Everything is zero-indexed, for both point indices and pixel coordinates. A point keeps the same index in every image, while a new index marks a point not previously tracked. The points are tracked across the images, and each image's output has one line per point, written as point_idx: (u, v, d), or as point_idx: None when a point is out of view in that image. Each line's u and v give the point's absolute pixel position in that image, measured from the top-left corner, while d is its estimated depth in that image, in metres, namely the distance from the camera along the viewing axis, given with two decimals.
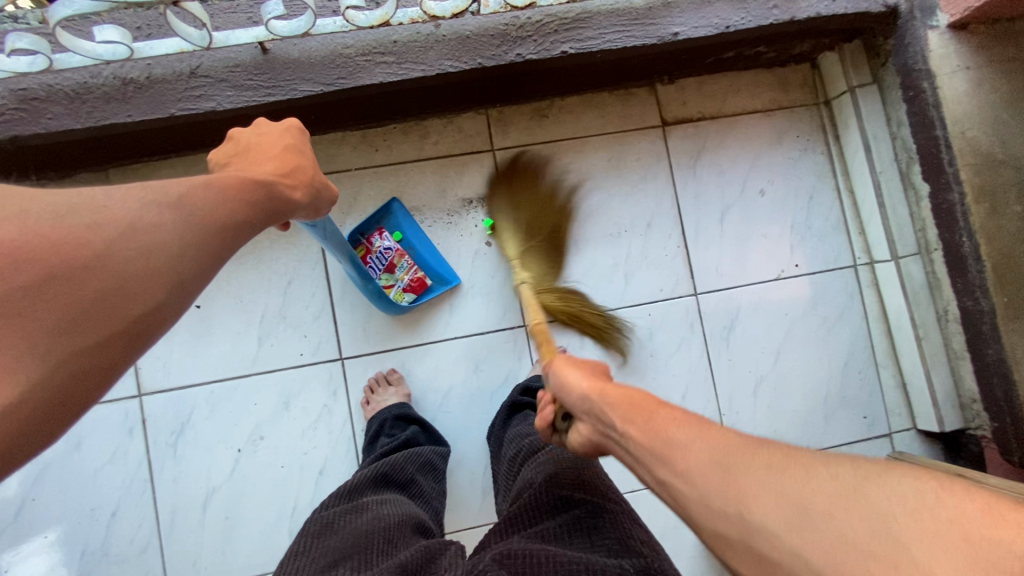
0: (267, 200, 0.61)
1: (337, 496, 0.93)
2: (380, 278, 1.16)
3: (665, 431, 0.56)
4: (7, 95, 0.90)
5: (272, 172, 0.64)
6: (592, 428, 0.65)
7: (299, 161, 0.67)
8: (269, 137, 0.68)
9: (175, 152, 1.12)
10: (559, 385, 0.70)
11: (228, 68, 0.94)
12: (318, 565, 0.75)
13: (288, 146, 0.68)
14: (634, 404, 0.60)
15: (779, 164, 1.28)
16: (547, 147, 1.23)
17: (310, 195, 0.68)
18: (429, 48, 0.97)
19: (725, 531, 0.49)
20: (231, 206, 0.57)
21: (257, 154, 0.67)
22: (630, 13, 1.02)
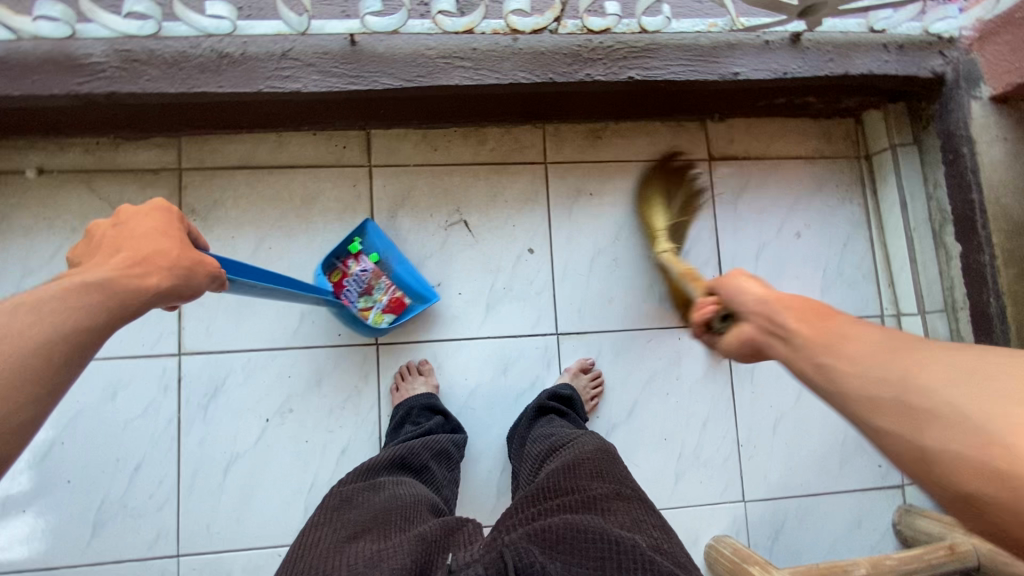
0: (116, 299, 0.57)
1: (357, 472, 0.95)
2: (359, 302, 1.17)
3: (845, 333, 0.52)
4: (112, 54, 0.96)
5: (120, 266, 0.59)
6: (755, 331, 0.60)
7: (163, 245, 0.63)
8: (133, 225, 0.64)
9: (246, 128, 1.20)
10: (730, 287, 0.65)
11: (318, 54, 1.00)
12: (340, 534, 0.77)
13: (151, 231, 0.64)
14: (808, 310, 0.56)
15: (816, 210, 1.33)
16: (596, 166, 1.28)
17: (177, 278, 0.63)
18: (504, 59, 1.03)
19: (875, 400, 0.46)
20: (62, 313, 0.54)
21: (116, 248, 0.62)
22: (695, 49, 1.08)
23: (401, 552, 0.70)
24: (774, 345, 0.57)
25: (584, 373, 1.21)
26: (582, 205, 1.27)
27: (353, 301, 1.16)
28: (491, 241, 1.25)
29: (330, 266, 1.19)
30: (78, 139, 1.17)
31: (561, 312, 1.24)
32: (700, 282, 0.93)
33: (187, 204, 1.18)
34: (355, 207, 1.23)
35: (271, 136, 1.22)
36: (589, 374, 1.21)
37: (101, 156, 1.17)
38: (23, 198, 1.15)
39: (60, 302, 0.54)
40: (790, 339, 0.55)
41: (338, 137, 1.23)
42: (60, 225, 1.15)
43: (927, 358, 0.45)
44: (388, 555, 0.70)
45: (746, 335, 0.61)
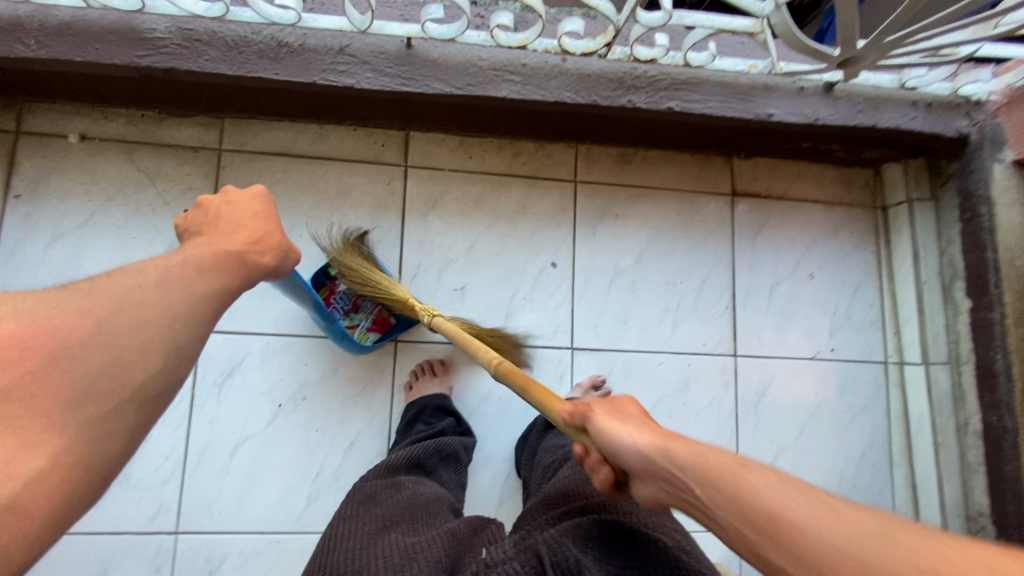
0: (240, 273, 0.63)
1: (378, 471, 0.96)
2: (342, 318, 1.15)
3: (743, 491, 0.51)
4: (175, 31, 0.99)
5: (241, 244, 0.64)
6: (658, 492, 0.57)
7: (270, 228, 0.68)
8: (241, 206, 0.68)
9: (289, 117, 1.22)
10: (605, 439, 0.59)
11: (374, 53, 1.03)
12: (371, 527, 0.79)
13: (256, 213, 0.68)
14: (710, 467, 0.54)
15: (831, 253, 1.37)
16: (625, 190, 1.31)
17: (279, 259, 0.68)
18: (552, 77, 1.06)
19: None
20: (201, 280, 0.59)
21: (229, 224, 0.66)
22: (735, 87, 1.12)
23: (436, 549, 0.74)
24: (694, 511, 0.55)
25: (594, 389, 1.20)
26: (607, 225, 1.30)
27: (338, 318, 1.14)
28: (516, 251, 1.27)
29: (319, 279, 1.14)
30: (123, 111, 1.19)
31: (577, 327, 1.26)
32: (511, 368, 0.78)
33: (223, 185, 1.20)
34: (387, 204, 1.25)
35: (312, 127, 1.24)
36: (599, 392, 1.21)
37: (143, 129, 1.19)
38: (62, 163, 1.16)
39: (198, 271, 0.60)
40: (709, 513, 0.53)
41: (378, 135, 1.26)
42: (96, 193, 1.17)
43: (870, 542, 0.46)
44: (425, 550, 0.73)
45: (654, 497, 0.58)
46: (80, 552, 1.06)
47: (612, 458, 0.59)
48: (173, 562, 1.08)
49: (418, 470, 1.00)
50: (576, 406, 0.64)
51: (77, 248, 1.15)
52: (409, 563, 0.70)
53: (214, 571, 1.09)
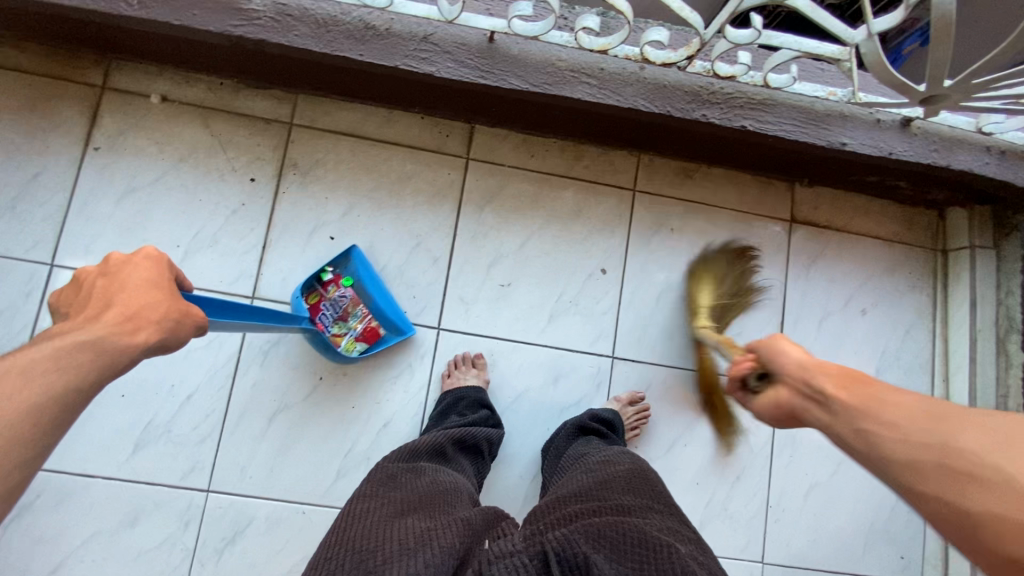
0: (100, 364, 0.56)
1: (398, 454, 0.95)
2: (331, 326, 1.15)
3: (888, 401, 0.53)
4: (270, 5, 1.02)
5: (106, 325, 0.58)
6: (791, 397, 0.61)
7: (156, 297, 0.62)
8: (123, 275, 0.62)
9: (360, 99, 1.24)
10: (770, 345, 0.66)
11: (456, 44, 1.04)
12: (387, 509, 0.78)
13: (142, 284, 0.62)
14: (857, 376, 0.57)
15: (885, 291, 1.34)
16: (681, 205, 1.30)
17: (165, 333, 0.61)
18: (628, 84, 1.06)
19: (915, 462, 0.49)
20: (46, 376, 0.53)
21: (105, 300, 0.60)
22: (810, 113, 1.11)
23: (452, 535, 0.71)
24: (818, 412, 0.58)
25: (631, 405, 1.22)
26: (660, 238, 1.29)
27: (326, 325, 1.15)
28: (566, 254, 1.27)
29: (309, 285, 1.16)
30: (204, 77, 1.22)
31: (620, 337, 1.25)
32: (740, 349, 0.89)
33: (290, 157, 1.23)
34: (445, 194, 1.26)
35: (382, 111, 1.26)
36: (635, 407, 1.21)
37: (221, 96, 1.22)
38: (142, 120, 1.20)
39: (53, 366, 0.53)
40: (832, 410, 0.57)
41: (444, 126, 1.27)
42: (169, 152, 1.20)
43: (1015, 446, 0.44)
44: (440, 537, 0.70)
45: (781, 399, 0.62)
46: (115, 496, 1.09)
47: (772, 361, 0.64)
48: (202, 518, 1.10)
49: (442, 459, 1.00)
50: None
51: (145, 204, 1.19)
52: (423, 548, 0.67)
53: (239, 532, 1.11)
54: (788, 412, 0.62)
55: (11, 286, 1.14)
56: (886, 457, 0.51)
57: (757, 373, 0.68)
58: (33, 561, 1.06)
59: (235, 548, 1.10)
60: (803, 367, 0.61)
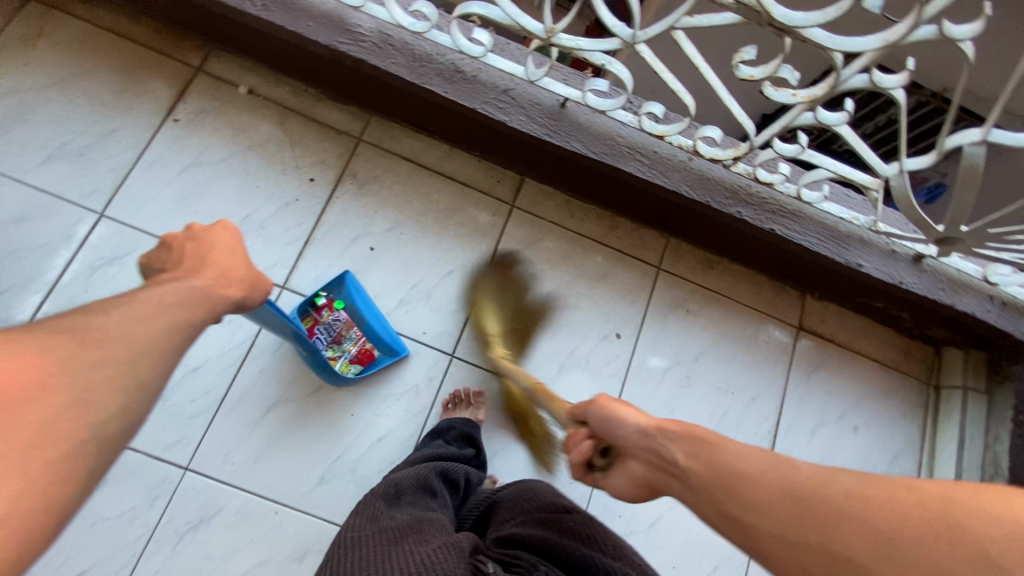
0: (210, 307, 0.58)
1: (378, 492, 0.91)
2: (326, 349, 1.17)
3: (728, 460, 0.56)
4: (376, 33, 1.12)
5: (207, 277, 0.60)
6: (643, 467, 0.65)
7: (242, 264, 0.66)
8: (212, 242, 0.65)
9: (428, 132, 1.34)
10: (610, 414, 0.71)
11: (531, 102, 1.15)
12: (382, 539, 0.76)
13: (230, 249, 0.66)
14: (698, 436, 0.61)
15: (877, 414, 1.39)
16: (701, 291, 1.37)
17: (247, 290, 0.65)
18: (677, 170, 1.16)
19: (773, 533, 0.49)
20: (178, 304, 0.55)
21: (197, 259, 0.63)
22: (833, 231, 1.20)
23: (452, 561, 0.73)
24: (669, 481, 0.62)
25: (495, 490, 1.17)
26: (675, 317, 1.35)
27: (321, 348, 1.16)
28: (587, 313, 1.32)
29: (304, 310, 1.16)
30: (291, 81, 1.32)
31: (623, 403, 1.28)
32: (543, 386, 0.99)
33: (351, 168, 1.30)
34: (484, 232, 1.32)
35: (444, 147, 1.35)
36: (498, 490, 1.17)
37: (302, 101, 1.32)
38: (225, 105, 1.28)
39: (165, 313, 0.53)
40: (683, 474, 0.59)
41: (497, 171, 1.36)
42: (240, 139, 1.27)
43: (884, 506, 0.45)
44: (441, 562, 0.71)
45: (636, 473, 0.66)
46: None
47: (608, 429, 0.71)
48: (172, 496, 1.07)
49: (422, 492, 0.95)
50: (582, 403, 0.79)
51: (205, 179, 1.24)
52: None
53: (206, 519, 1.07)
54: (645, 484, 0.66)
55: (55, 226, 1.16)
56: (755, 540, 0.50)
57: (597, 446, 0.75)
58: None
59: (198, 534, 1.06)
60: (645, 439, 0.65)
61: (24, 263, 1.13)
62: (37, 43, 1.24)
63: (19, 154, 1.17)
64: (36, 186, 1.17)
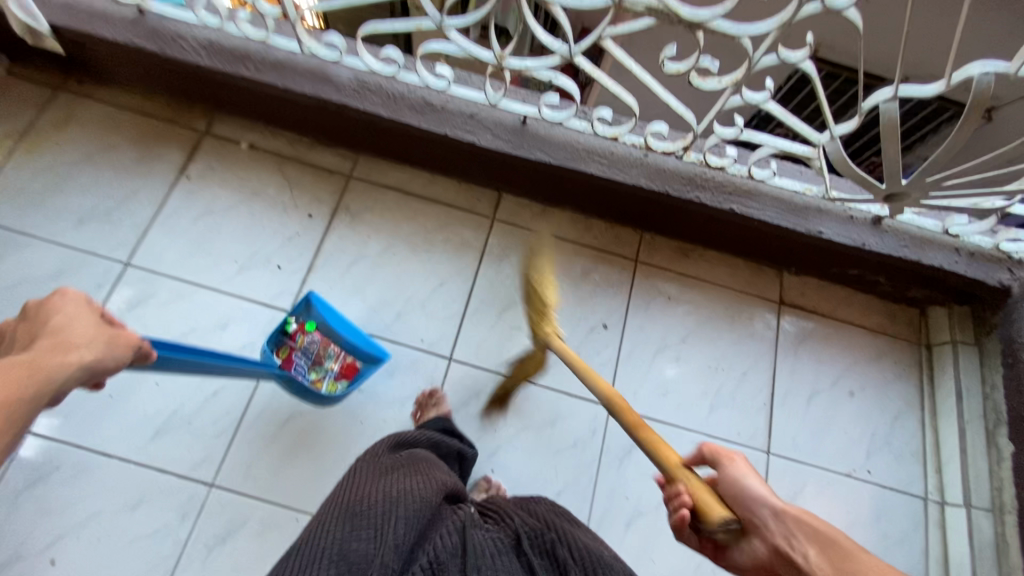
0: (58, 369, 0.66)
1: (386, 442, 1.01)
2: (309, 373, 1.26)
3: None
4: (353, 80, 1.28)
5: (50, 346, 0.68)
6: (766, 547, 0.71)
7: (93, 328, 0.73)
8: (56, 309, 0.72)
9: (410, 163, 1.48)
10: (740, 481, 0.76)
11: (495, 122, 1.28)
12: (374, 470, 0.89)
13: (73, 309, 0.73)
14: (836, 538, 0.68)
15: (871, 378, 1.42)
16: (680, 278, 1.45)
17: (104, 351, 0.73)
18: (634, 166, 1.27)
19: None
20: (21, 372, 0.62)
21: (50, 330, 0.70)
22: (790, 204, 1.29)
23: (431, 490, 0.85)
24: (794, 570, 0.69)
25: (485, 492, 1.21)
26: (658, 304, 1.42)
27: (305, 373, 1.25)
28: (574, 309, 1.40)
29: (278, 341, 1.26)
30: (286, 133, 1.49)
31: (619, 388, 1.34)
32: (624, 406, 0.86)
33: (344, 202, 1.44)
34: (470, 245, 1.44)
35: (426, 174, 1.49)
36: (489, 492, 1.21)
37: (297, 149, 1.48)
38: (230, 160, 1.45)
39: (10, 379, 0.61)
40: (810, 567, 0.68)
41: (476, 190, 1.49)
42: (245, 187, 1.43)
43: None
44: (422, 490, 0.84)
45: (760, 551, 0.72)
46: (125, 480, 1.15)
47: (738, 502, 0.75)
48: (199, 512, 1.15)
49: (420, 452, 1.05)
50: (719, 450, 0.81)
51: (216, 225, 1.38)
52: (401, 502, 0.79)
53: (232, 532, 1.14)
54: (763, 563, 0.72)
55: (87, 279, 1.30)
56: None
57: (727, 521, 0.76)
58: (31, 533, 1.10)
59: (226, 546, 1.13)
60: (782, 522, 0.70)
61: None
62: (67, 126, 1.43)
63: (54, 221, 1.34)
64: (70, 245, 1.32)
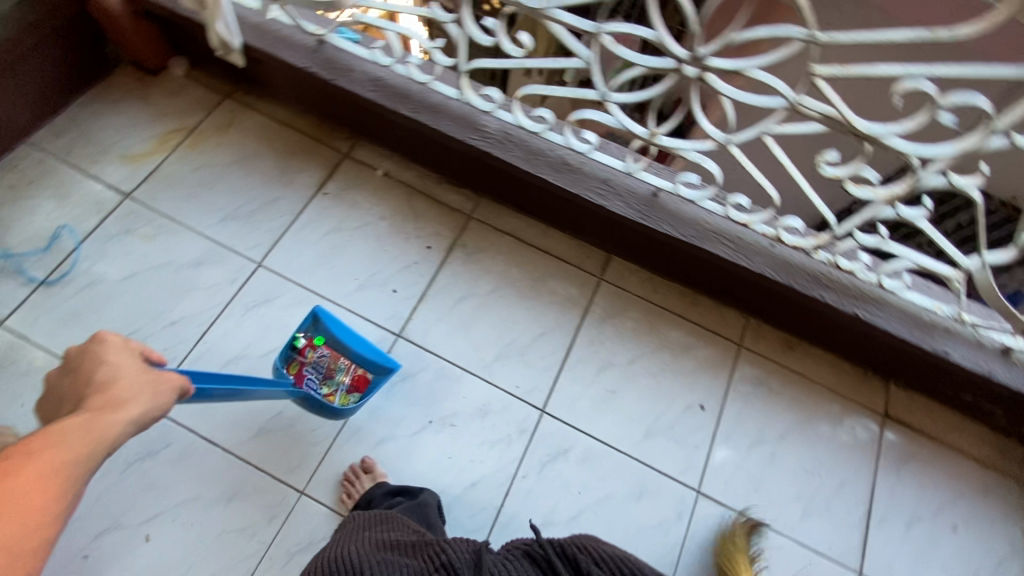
0: (121, 420, 0.79)
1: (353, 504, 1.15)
2: (321, 387, 1.30)
3: None
4: (500, 130, 1.34)
5: (109, 398, 0.80)
6: None
7: (142, 372, 0.85)
8: (101, 357, 0.84)
9: (529, 212, 1.53)
10: None
11: (629, 190, 1.31)
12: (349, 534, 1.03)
13: (121, 360, 0.85)
14: None
15: (976, 514, 1.34)
16: (782, 371, 1.43)
17: (155, 391, 0.85)
18: (761, 255, 1.27)
19: None
20: (90, 430, 0.76)
21: (106, 377, 0.83)
22: (916, 319, 1.26)
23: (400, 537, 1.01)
24: None
25: None
26: (757, 393, 1.40)
27: (316, 387, 1.29)
28: (670, 384, 1.39)
29: (288, 357, 1.30)
30: (419, 166, 1.58)
31: (708, 474, 1.32)
32: None
33: (462, 240, 1.50)
34: (575, 301, 1.46)
35: (542, 225, 1.54)
36: None
37: (426, 182, 1.56)
38: (364, 185, 1.54)
39: (81, 438, 0.75)
40: None
41: (587, 248, 1.52)
42: (374, 211, 1.51)
43: None
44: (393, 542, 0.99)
45: None
46: (226, 473, 1.20)
47: None
48: (288, 517, 1.18)
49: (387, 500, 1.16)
50: None
51: (343, 242, 1.46)
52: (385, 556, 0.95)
53: (316, 542, 1.17)
54: None
55: (222, 272, 1.39)
56: None
57: None
58: (133, 507, 1.15)
59: (306, 555, 1.16)
60: None
61: (192, 301, 1.35)
62: (227, 130, 1.55)
63: (203, 215, 1.44)
64: (211, 239, 1.42)
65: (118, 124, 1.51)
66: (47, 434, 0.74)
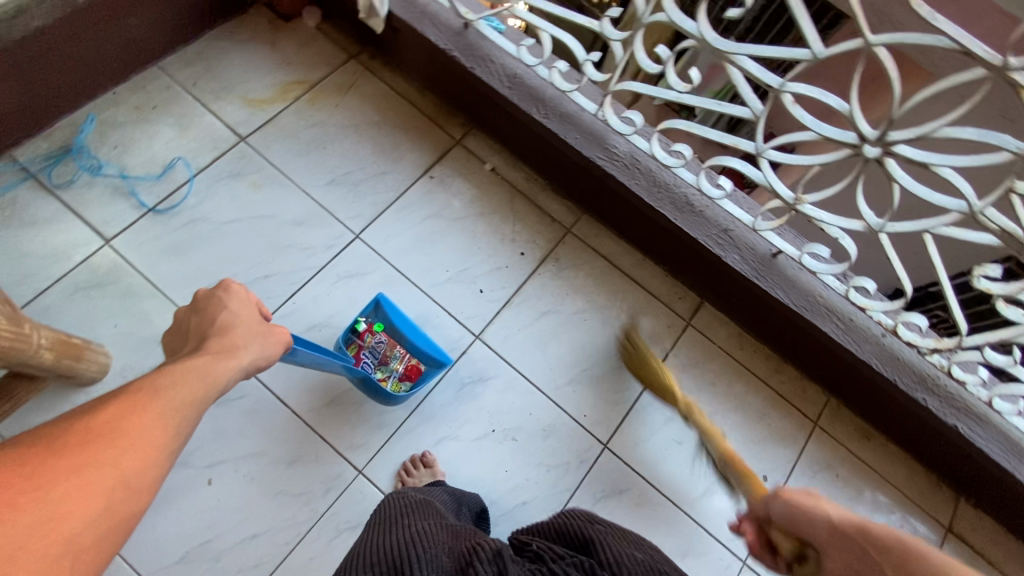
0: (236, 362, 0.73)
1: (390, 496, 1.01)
2: (375, 371, 1.28)
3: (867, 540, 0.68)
4: (628, 154, 1.30)
5: (226, 343, 0.75)
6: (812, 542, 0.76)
7: (255, 324, 0.81)
8: (225, 303, 0.81)
9: (628, 239, 1.49)
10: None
11: (747, 245, 1.26)
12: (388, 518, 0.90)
13: (237, 309, 0.82)
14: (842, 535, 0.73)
15: None
16: (854, 460, 1.38)
17: (264, 346, 0.80)
18: (871, 342, 1.22)
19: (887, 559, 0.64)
20: (214, 365, 0.70)
21: (223, 323, 0.79)
22: (1017, 445, 1.19)
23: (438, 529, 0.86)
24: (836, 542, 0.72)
25: None
26: (824, 478, 1.35)
27: (370, 370, 1.27)
28: (738, 448, 1.35)
29: (348, 339, 1.28)
30: (527, 168, 1.54)
31: None
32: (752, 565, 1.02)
33: (556, 253, 1.47)
34: (658, 341, 1.42)
35: (638, 255, 1.50)
36: None
37: (531, 186, 1.53)
38: (470, 176, 1.52)
39: (206, 371, 0.68)
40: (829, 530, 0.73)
41: (680, 288, 1.48)
42: (475, 204, 1.49)
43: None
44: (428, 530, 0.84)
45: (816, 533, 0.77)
46: (292, 436, 1.21)
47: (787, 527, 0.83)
48: (343, 493, 1.20)
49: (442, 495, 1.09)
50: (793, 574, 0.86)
51: (440, 230, 1.45)
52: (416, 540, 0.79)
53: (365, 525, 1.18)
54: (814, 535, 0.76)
55: (320, 235, 1.39)
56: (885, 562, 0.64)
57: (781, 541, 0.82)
58: (201, 448, 1.17)
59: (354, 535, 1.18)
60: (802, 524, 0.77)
61: (288, 258, 1.35)
62: (348, 91, 1.54)
63: (311, 173, 1.44)
64: (315, 199, 1.42)
65: (245, 64, 1.50)
66: (175, 364, 0.67)
